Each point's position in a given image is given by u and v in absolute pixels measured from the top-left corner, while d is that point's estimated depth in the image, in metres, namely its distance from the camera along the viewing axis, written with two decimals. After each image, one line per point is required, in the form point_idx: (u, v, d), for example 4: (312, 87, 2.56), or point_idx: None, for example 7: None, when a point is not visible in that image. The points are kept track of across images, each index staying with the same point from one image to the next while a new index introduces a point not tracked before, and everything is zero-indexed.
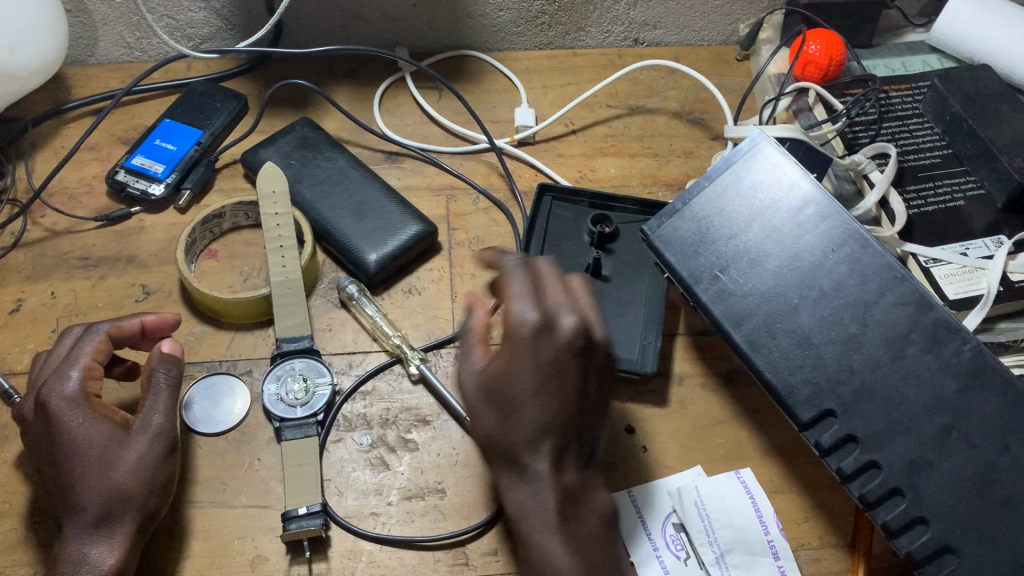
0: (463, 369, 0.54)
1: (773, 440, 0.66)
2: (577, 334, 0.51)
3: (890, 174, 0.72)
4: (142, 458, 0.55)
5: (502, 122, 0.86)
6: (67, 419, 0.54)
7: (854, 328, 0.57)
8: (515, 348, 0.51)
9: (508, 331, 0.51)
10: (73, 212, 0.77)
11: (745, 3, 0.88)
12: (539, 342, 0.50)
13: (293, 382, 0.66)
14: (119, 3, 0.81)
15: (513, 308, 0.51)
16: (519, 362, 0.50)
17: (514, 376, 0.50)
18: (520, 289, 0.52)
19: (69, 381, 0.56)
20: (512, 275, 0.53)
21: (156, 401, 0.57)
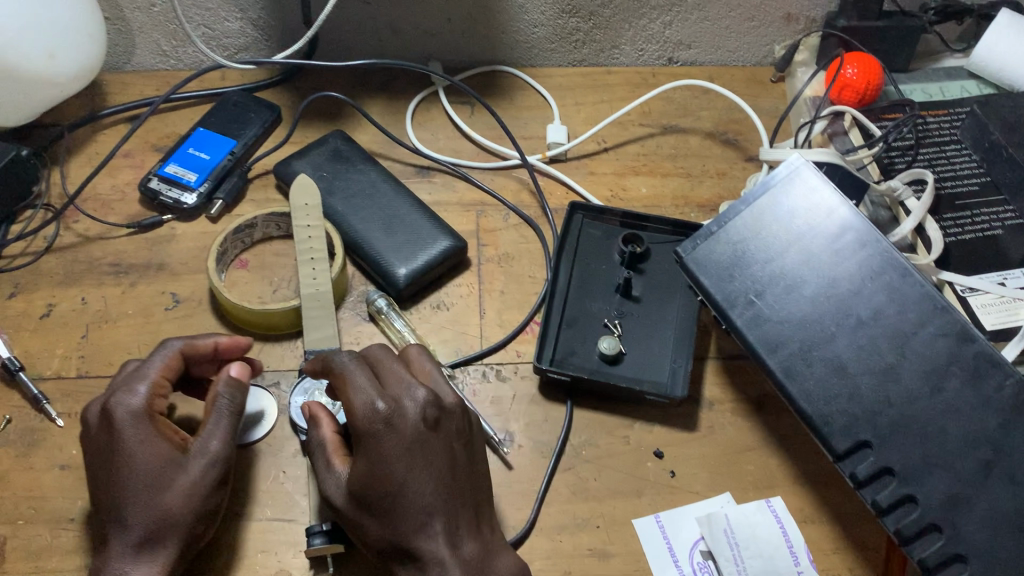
0: (328, 472, 0.56)
1: (803, 469, 0.65)
2: (424, 410, 0.54)
3: (929, 201, 0.70)
4: (198, 482, 0.55)
5: (534, 138, 0.85)
6: (128, 435, 0.54)
7: (893, 358, 0.56)
8: (371, 444, 0.52)
9: (356, 426, 0.53)
10: (106, 218, 0.77)
11: (781, 24, 0.88)
12: (394, 430, 0.53)
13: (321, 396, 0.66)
14: (157, 11, 0.82)
15: (355, 402, 0.53)
16: (378, 456, 0.52)
17: (377, 473, 0.52)
18: (360, 382, 0.54)
19: (137, 396, 0.55)
20: (342, 370, 0.55)
21: (219, 427, 0.57)
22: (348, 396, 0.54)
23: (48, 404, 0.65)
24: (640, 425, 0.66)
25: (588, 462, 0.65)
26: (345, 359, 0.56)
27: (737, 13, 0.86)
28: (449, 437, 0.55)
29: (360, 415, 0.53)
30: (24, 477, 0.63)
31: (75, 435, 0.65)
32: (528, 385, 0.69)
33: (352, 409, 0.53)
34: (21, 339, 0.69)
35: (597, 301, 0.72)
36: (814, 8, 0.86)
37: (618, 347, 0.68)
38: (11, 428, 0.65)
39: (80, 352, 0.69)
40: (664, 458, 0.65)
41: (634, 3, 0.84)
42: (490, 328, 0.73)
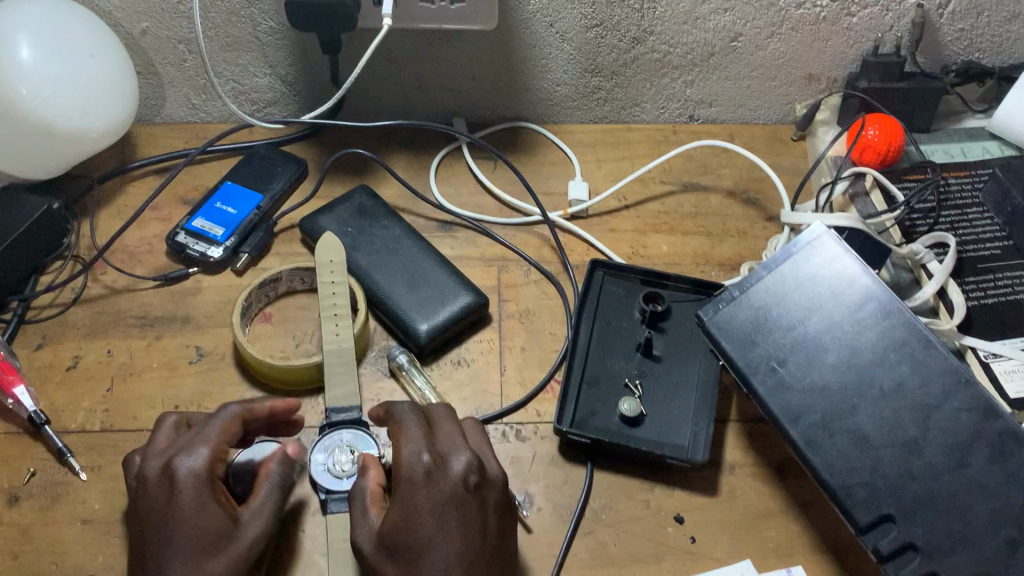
0: (361, 520, 0.56)
1: (825, 537, 0.65)
2: (465, 470, 0.56)
3: (950, 266, 0.69)
4: (245, 556, 0.56)
5: (556, 194, 0.86)
6: (187, 497, 0.55)
7: (916, 432, 0.56)
8: (411, 491, 0.55)
9: (401, 475, 0.56)
10: (134, 271, 0.78)
11: (803, 84, 0.88)
12: (433, 483, 0.55)
13: (341, 454, 0.65)
14: (188, 67, 0.83)
15: (405, 451, 0.57)
16: (415, 506, 0.54)
17: (411, 521, 0.54)
18: (414, 434, 0.58)
19: (201, 458, 0.57)
20: (401, 422, 0.59)
21: (266, 506, 0.59)
22: (398, 449, 0.57)
23: (71, 458, 0.66)
24: (660, 488, 0.66)
25: (607, 526, 0.64)
26: (406, 412, 0.60)
27: (758, 73, 0.87)
28: (484, 502, 0.56)
29: (406, 463, 0.56)
30: (45, 531, 0.63)
31: (96, 489, 0.65)
32: (547, 446, 0.69)
33: (400, 459, 0.57)
34: (47, 391, 0.70)
35: (617, 360, 0.72)
36: (836, 69, 0.86)
37: (639, 409, 0.67)
38: (34, 481, 0.65)
39: (104, 405, 0.69)
40: (684, 523, 0.65)
41: (656, 63, 0.85)
42: (510, 386, 0.72)
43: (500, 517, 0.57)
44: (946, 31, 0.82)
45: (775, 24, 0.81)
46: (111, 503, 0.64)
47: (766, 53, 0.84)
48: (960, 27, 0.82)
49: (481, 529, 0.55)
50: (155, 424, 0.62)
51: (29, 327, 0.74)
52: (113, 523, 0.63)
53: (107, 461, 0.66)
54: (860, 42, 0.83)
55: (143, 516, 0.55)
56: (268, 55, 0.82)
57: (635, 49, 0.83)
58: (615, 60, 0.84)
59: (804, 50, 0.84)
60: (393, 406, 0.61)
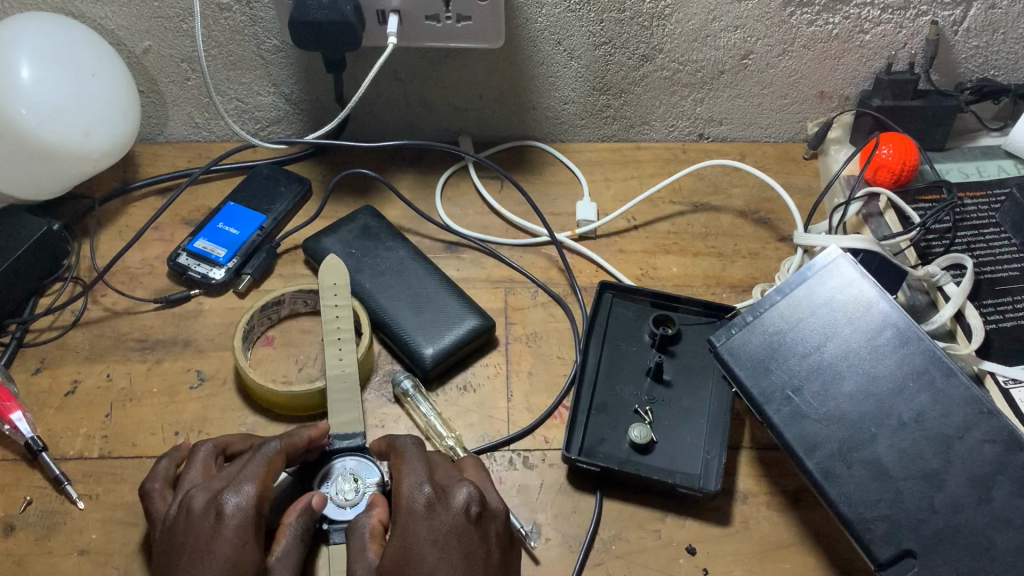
0: (359, 554, 0.54)
1: (842, 569, 0.63)
2: (468, 500, 0.54)
3: (968, 287, 0.68)
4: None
5: (563, 214, 0.85)
6: (231, 534, 0.52)
7: (936, 464, 0.55)
8: (411, 522, 0.53)
9: (402, 507, 0.54)
10: (134, 293, 0.77)
11: (814, 102, 0.87)
12: (434, 513, 0.54)
13: (343, 482, 0.63)
14: (191, 86, 0.82)
15: (407, 483, 0.55)
16: (415, 535, 0.52)
17: (411, 550, 0.52)
18: (415, 468, 0.57)
19: (247, 497, 0.54)
20: (404, 458, 0.58)
21: (291, 553, 0.56)
22: (400, 484, 0.56)
23: (69, 486, 0.64)
24: (672, 518, 0.65)
25: (617, 558, 0.63)
26: (412, 450, 0.59)
27: (769, 91, 0.85)
28: (486, 534, 0.54)
29: (407, 496, 0.55)
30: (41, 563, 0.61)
31: (93, 519, 0.63)
32: (556, 474, 0.67)
33: (402, 492, 0.55)
34: (45, 418, 0.69)
35: (626, 385, 0.70)
36: (848, 86, 0.85)
37: (649, 436, 0.65)
38: (30, 511, 0.63)
39: (104, 431, 0.68)
40: (697, 554, 0.63)
41: (665, 81, 0.83)
42: (517, 412, 0.71)
43: (503, 550, 0.55)
44: (960, 48, 0.81)
45: (787, 41, 0.80)
46: (109, 533, 0.62)
47: (777, 71, 0.83)
48: (975, 44, 0.80)
49: (483, 561, 0.53)
50: (200, 458, 0.59)
51: (28, 350, 0.73)
52: (109, 554, 0.61)
53: (105, 489, 0.65)
54: (873, 59, 0.82)
55: (182, 549, 0.52)
56: (272, 74, 0.81)
57: (644, 66, 0.81)
58: (624, 78, 0.83)
59: (816, 68, 0.83)
60: (399, 443, 0.60)
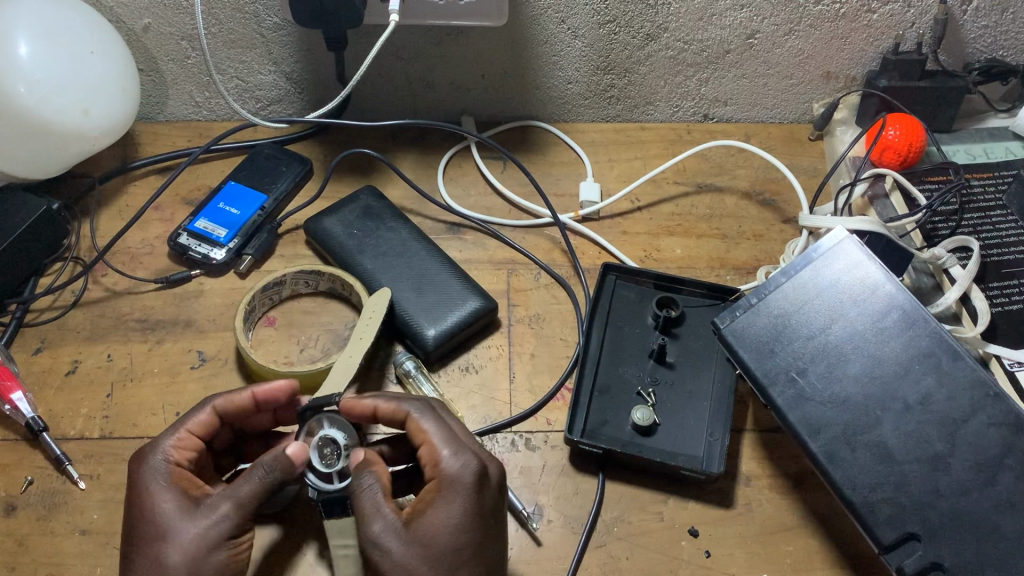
0: (375, 514, 0.51)
1: (846, 551, 0.62)
2: (501, 480, 0.55)
3: (974, 270, 0.67)
4: (197, 535, 0.50)
5: (566, 195, 0.84)
6: (143, 485, 0.53)
7: (942, 447, 0.54)
8: (459, 494, 0.52)
9: (444, 478, 0.53)
10: (134, 273, 0.77)
11: (820, 83, 0.86)
12: (481, 489, 0.53)
13: (325, 444, 0.55)
14: (191, 64, 0.81)
15: (445, 454, 0.54)
16: (464, 510, 0.52)
17: (461, 527, 0.51)
18: (450, 436, 0.55)
19: (160, 449, 0.55)
20: (430, 422, 0.56)
21: (240, 486, 0.52)
22: (437, 449, 0.54)
23: (70, 466, 0.64)
24: (674, 500, 0.64)
25: (619, 540, 0.63)
26: (433, 413, 0.57)
27: (774, 72, 0.85)
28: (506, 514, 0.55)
29: (449, 469, 0.53)
30: (42, 543, 0.61)
31: (95, 499, 0.63)
32: (558, 455, 0.67)
33: (439, 462, 0.54)
34: (45, 397, 0.68)
35: (629, 367, 0.70)
36: (855, 67, 0.84)
37: (652, 418, 0.65)
38: (31, 491, 0.63)
39: (104, 411, 0.68)
40: (699, 537, 0.63)
41: (671, 60, 0.83)
42: (520, 393, 0.70)
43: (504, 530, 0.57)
44: (969, 28, 0.80)
45: (794, 21, 0.79)
46: (110, 513, 0.62)
47: (783, 50, 0.82)
48: (985, 24, 0.79)
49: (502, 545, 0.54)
50: None
51: (28, 330, 0.72)
52: (112, 534, 0.61)
53: (106, 469, 0.65)
54: (880, 39, 0.81)
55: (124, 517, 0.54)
56: (273, 52, 0.80)
57: (648, 46, 0.80)
58: (628, 58, 0.82)
59: (822, 48, 0.82)
60: (413, 403, 0.57)
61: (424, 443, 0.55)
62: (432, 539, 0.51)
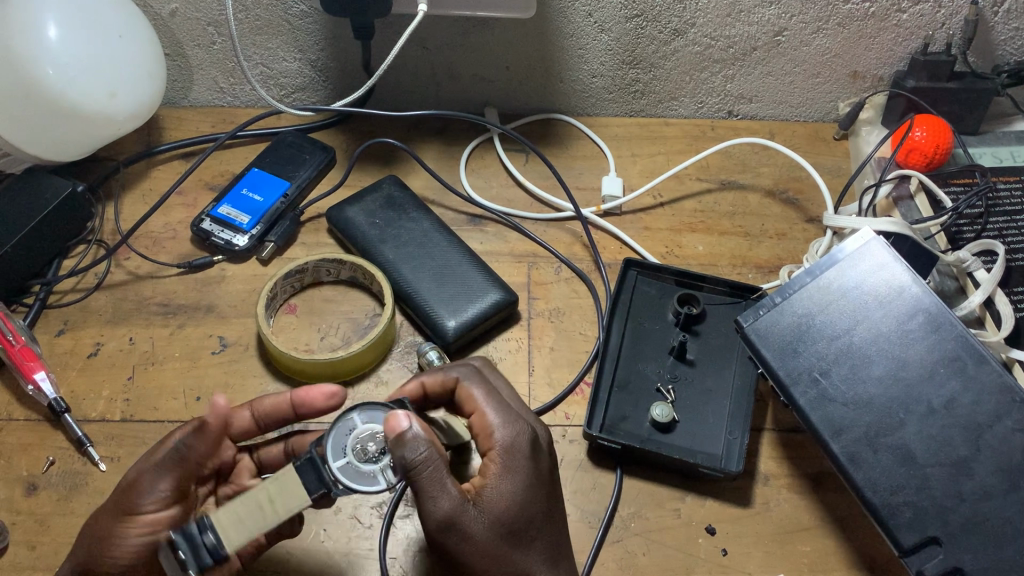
0: (440, 492, 0.50)
1: (862, 553, 0.62)
2: (548, 442, 0.58)
3: (999, 273, 0.65)
4: (113, 500, 0.53)
5: (589, 189, 0.84)
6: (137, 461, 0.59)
7: (965, 452, 0.54)
8: (523, 461, 0.54)
9: (502, 447, 0.54)
10: (157, 257, 0.77)
11: (847, 83, 0.86)
12: (537, 453, 0.55)
13: (373, 443, 0.49)
14: (217, 49, 0.81)
15: (498, 423, 0.55)
16: (531, 476, 0.54)
17: (527, 496, 0.53)
18: (500, 405, 0.57)
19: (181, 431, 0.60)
20: (480, 388, 0.58)
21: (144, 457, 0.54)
22: (489, 419, 0.56)
23: (91, 448, 0.64)
24: (692, 498, 0.64)
25: (636, 535, 0.63)
26: (485, 382, 0.58)
27: (801, 69, 0.84)
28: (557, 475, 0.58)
29: (503, 438, 0.55)
30: (63, 522, 0.61)
31: (116, 481, 0.63)
32: (576, 450, 0.67)
33: (493, 432, 0.55)
34: (68, 378, 0.69)
35: (649, 364, 0.70)
36: (882, 67, 0.83)
37: (671, 415, 0.65)
38: (53, 471, 0.64)
39: (125, 394, 0.68)
40: (716, 535, 0.63)
41: (697, 56, 0.82)
42: (539, 387, 0.70)
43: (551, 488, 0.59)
44: (999, 30, 0.79)
45: (823, 19, 0.78)
46: None
47: (811, 49, 0.81)
48: (1015, 26, 0.78)
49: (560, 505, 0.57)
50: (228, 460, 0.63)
51: (51, 311, 0.73)
52: None
53: (127, 451, 0.65)
54: (909, 39, 0.80)
55: None
56: (299, 40, 0.80)
57: (675, 41, 0.80)
58: (655, 52, 0.81)
59: (850, 47, 0.81)
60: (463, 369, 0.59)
61: (478, 413, 0.56)
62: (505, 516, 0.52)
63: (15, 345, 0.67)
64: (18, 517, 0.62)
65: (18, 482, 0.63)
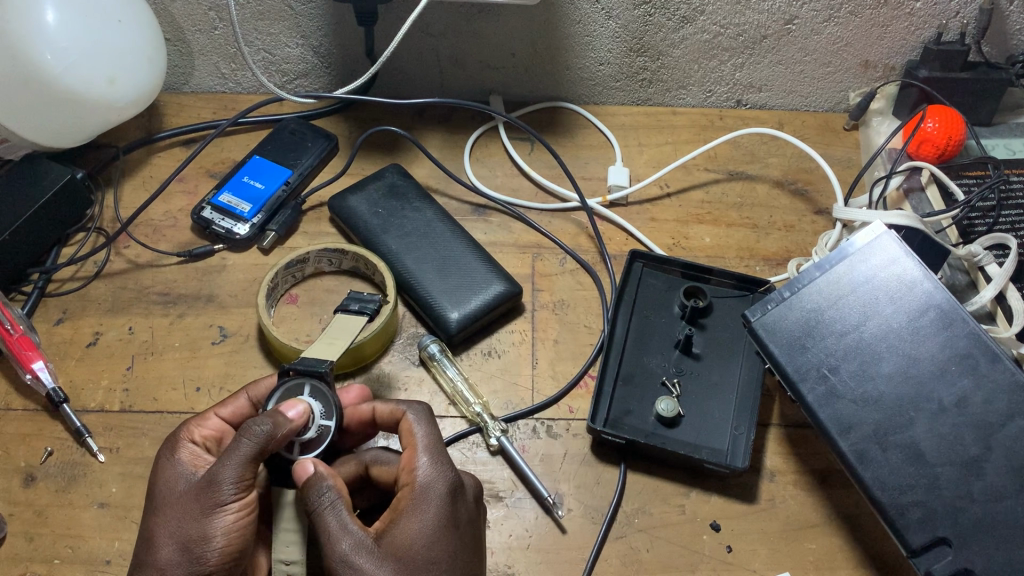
0: (342, 533, 0.47)
1: (868, 551, 0.61)
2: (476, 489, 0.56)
3: (1012, 268, 0.64)
4: (189, 507, 0.49)
5: (594, 179, 0.83)
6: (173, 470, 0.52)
7: (976, 451, 0.53)
8: (438, 503, 0.50)
9: (421, 483, 0.51)
10: (157, 245, 0.76)
11: (858, 72, 0.84)
12: (457, 499, 0.52)
13: None
14: (218, 35, 0.80)
15: (424, 459, 0.52)
16: (444, 519, 0.50)
17: (441, 535, 0.49)
18: (429, 443, 0.54)
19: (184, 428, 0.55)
20: (424, 421, 0.55)
21: (230, 452, 0.48)
22: (414, 457, 0.53)
23: (89, 438, 0.64)
24: (697, 493, 0.63)
25: (640, 531, 0.62)
26: (430, 418, 0.56)
27: (812, 59, 0.83)
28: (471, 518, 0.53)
29: (426, 473, 0.52)
30: (61, 514, 0.61)
31: (114, 473, 0.63)
32: (579, 444, 0.66)
33: (416, 466, 0.52)
34: (67, 368, 0.68)
35: (654, 357, 0.69)
36: (894, 56, 0.82)
37: (677, 410, 0.64)
38: (50, 462, 0.63)
39: (125, 384, 0.67)
40: (721, 531, 0.62)
41: (706, 44, 0.81)
42: (543, 379, 0.69)
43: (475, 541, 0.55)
44: (1015, 20, 0.77)
45: (834, 7, 0.77)
46: (129, 487, 0.62)
47: (822, 37, 0.80)
48: None
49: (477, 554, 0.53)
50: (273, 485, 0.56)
51: (50, 300, 0.72)
52: (130, 508, 0.61)
53: (125, 443, 0.64)
54: (922, 28, 0.79)
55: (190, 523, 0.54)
56: (301, 25, 0.79)
57: (684, 28, 0.79)
58: (662, 40, 0.80)
59: (862, 36, 0.80)
60: (410, 403, 0.56)
61: (411, 447, 0.54)
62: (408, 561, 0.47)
63: (13, 334, 0.66)
64: (16, 508, 0.61)
65: (16, 473, 0.62)
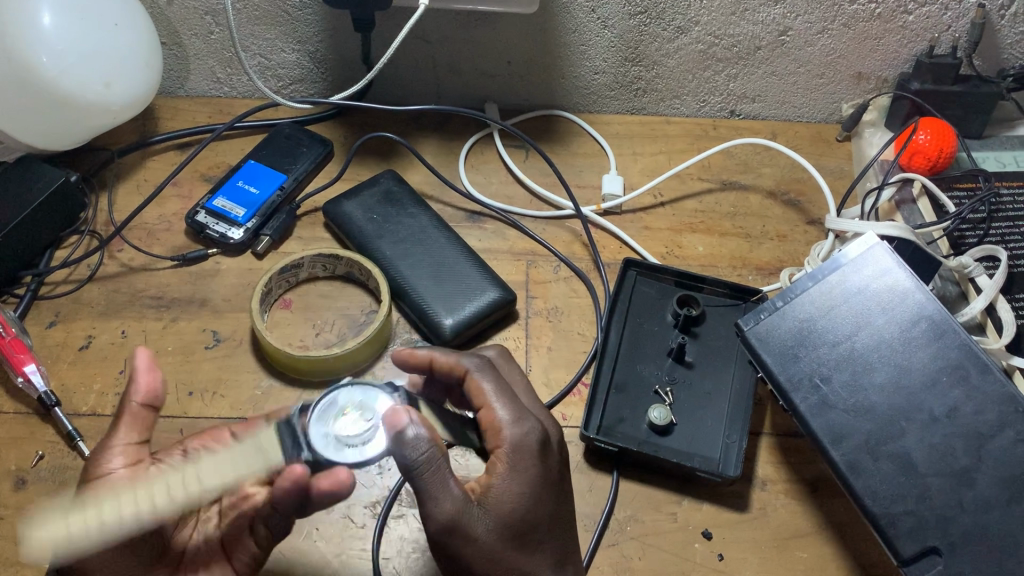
0: (440, 492, 0.49)
1: (859, 559, 0.62)
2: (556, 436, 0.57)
3: (1000, 280, 0.64)
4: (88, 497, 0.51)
5: (589, 187, 0.83)
6: None
7: (966, 461, 0.54)
8: (532, 461, 0.52)
9: (511, 445, 0.53)
10: (150, 249, 0.76)
11: (851, 84, 0.85)
12: (547, 452, 0.54)
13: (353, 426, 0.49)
14: (214, 39, 0.80)
15: (506, 415, 0.54)
16: (537, 478, 0.52)
17: (535, 492, 0.52)
18: (503, 400, 0.55)
19: None
20: (491, 380, 0.56)
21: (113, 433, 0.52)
22: (494, 416, 0.54)
23: (81, 442, 0.63)
24: (689, 502, 0.64)
25: (632, 539, 0.62)
26: (493, 373, 0.56)
27: (805, 70, 0.83)
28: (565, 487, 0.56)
29: (512, 432, 0.53)
30: None
31: None
32: (572, 451, 0.66)
33: (500, 426, 0.53)
34: (58, 371, 0.68)
35: (648, 365, 0.69)
36: (886, 68, 0.83)
37: (669, 418, 0.64)
38: (42, 465, 0.63)
39: (117, 388, 0.67)
40: (712, 539, 0.62)
41: (701, 54, 0.81)
42: (535, 386, 0.70)
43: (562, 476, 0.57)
44: (1006, 34, 0.78)
45: (828, 19, 0.77)
46: None
47: (815, 49, 0.81)
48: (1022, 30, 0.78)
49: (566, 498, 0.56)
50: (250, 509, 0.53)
51: (43, 302, 0.72)
52: None
53: None
54: (914, 42, 0.80)
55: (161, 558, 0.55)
56: (298, 31, 0.79)
57: (678, 38, 0.79)
58: (657, 50, 0.81)
59: (855, 48, 0.80)
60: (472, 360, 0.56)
61: (485, 404, 0.55)
62: (511, 524, 0.51)
63: (5, 337, 0.66)
64: (6, 511, 0.61)
65: (7, 476, 0.62)
